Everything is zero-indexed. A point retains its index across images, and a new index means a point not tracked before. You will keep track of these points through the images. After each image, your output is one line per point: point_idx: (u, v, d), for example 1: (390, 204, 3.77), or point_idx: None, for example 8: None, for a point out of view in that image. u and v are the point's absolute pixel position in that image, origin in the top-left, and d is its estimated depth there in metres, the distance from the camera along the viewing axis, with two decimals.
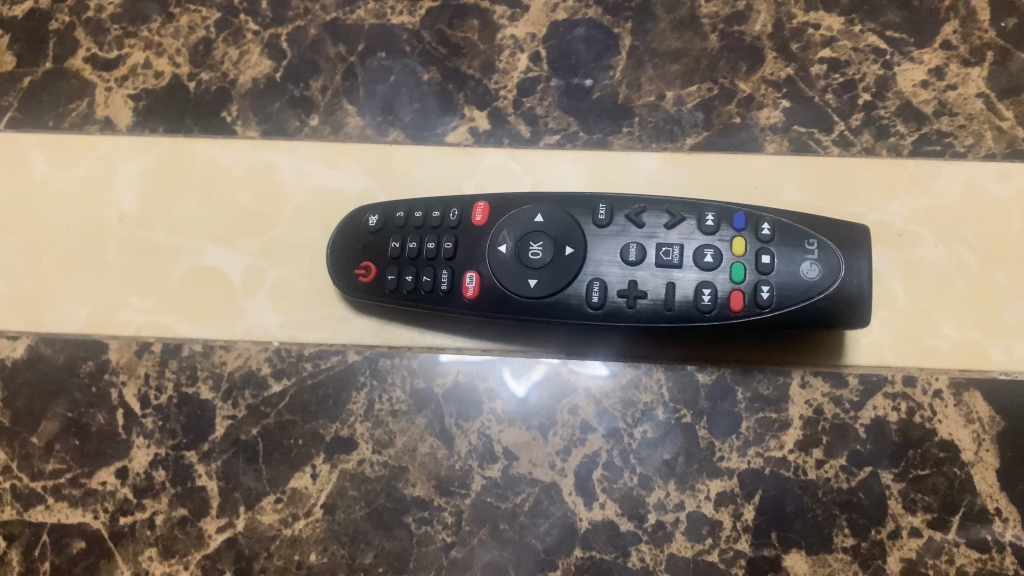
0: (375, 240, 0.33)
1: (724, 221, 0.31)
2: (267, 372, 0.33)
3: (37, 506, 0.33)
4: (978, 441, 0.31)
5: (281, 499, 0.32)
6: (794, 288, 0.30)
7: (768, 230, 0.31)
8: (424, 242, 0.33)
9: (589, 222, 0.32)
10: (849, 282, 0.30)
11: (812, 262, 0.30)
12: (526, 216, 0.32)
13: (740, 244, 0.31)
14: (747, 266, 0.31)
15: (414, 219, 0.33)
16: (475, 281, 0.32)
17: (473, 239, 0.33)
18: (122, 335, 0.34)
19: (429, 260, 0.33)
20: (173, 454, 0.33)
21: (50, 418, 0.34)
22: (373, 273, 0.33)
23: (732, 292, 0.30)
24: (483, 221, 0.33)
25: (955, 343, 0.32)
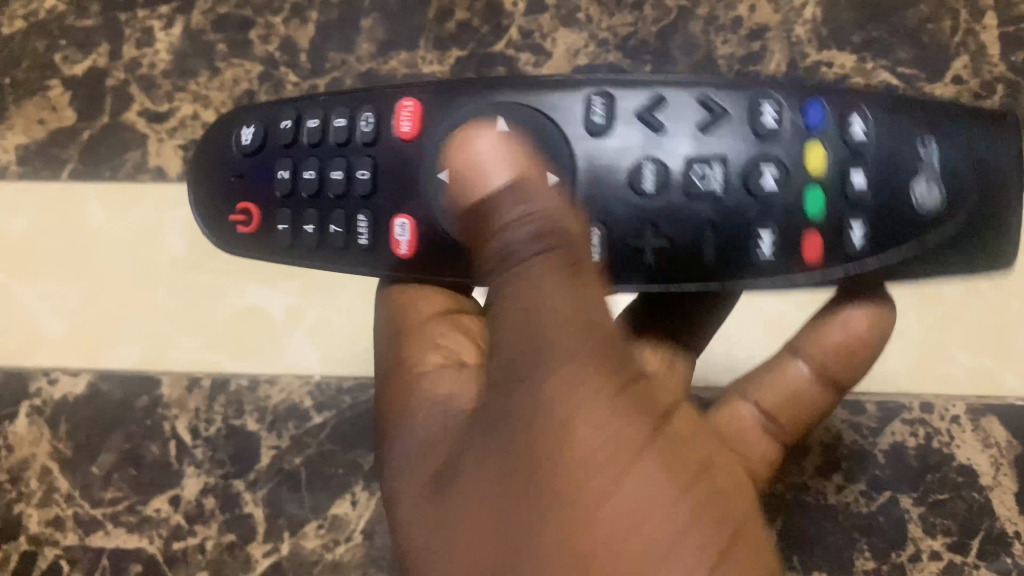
0: (256, 169, 0.32)
1: (797, 115, 0.28)
2: (309, 405, 0.35)
3: (97, 533, 0.35)
4: (996, 465, 0.32)
5: (323, 525, 0.34)
6: (902, 212, 0.27)
7: (856, 134, 0.27)
8: (324, 170, 0.30)
9: (550, 121, 0.28)
10: (967, 171, 0.27)
11: (932, 165, 0.27)
12: (460, 121, 0.29)
13: (819, 155, 0.28)
14: (826, 194, 0.27)
15: (308, 142, 0.31)
16: (406, 230, 0.29)
17: (389, 153, 0.30)
18: (174, 371, 0.36)
19: (331, 198, 0.30)
20: (222, 483, 0.35)
21: (108, 450, 0.36)
22: (255, 220, 0.31)
23: (809, 232, 0.28)
24: (411, 133, 0.29)
25: (968, 369, 0.33)
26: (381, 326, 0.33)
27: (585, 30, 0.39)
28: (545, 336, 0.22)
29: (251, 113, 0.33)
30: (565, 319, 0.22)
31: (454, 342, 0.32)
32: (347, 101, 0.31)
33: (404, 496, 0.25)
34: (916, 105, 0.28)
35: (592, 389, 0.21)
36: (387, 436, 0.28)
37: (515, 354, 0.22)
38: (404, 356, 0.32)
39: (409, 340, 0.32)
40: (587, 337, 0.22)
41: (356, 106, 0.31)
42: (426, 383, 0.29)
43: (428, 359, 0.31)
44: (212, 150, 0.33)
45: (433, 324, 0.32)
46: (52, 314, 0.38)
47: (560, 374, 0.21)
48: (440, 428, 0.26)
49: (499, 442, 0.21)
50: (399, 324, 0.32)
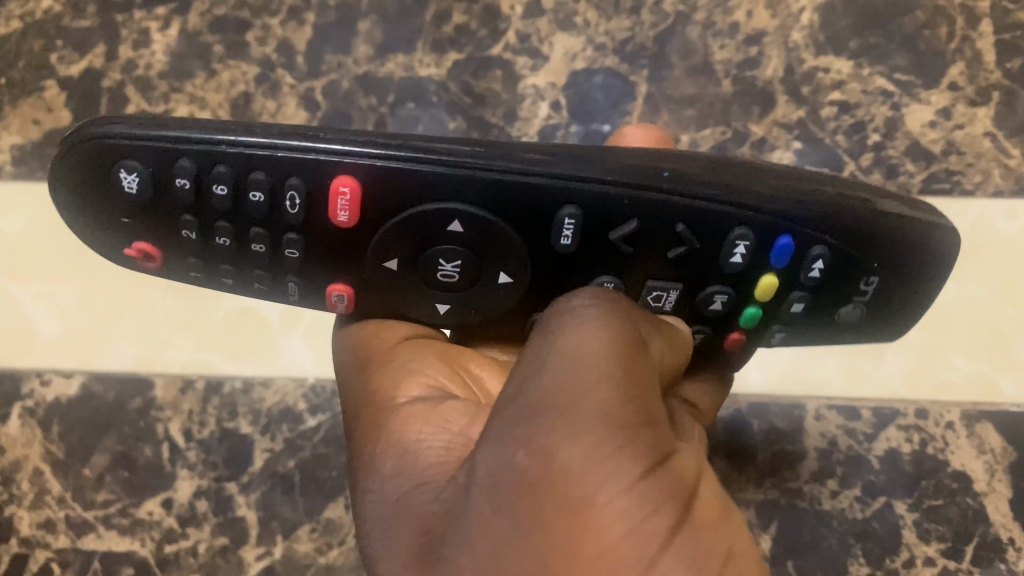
0: (158, 222, 0.28)
1: (766, 241, 0.28)
2: (303, 407, 0.35)
3: (89, 535, 0.35)
4: (991, 471, 0.32)
5: (316, 528, 0.34)
6: (823, 323, 0.31)
7: (812, 274, 0.29)
8: (242, 237, 0.28)
9: (511, 237, 0.28)
10: (890, 301, 0.31)
11: (865, 296, 0.30)
12: (408, 228, 0.28)
13: (771, 286, 0.29)
14: (762, 313, 0.30)
15: (219, 209, 0.28)
16: (344, 303, 0.30)
17: (321, 235, 0.28)
18: (167, 372, 0.36)
19: (252, 262, 0.29)
20: (215, 486, 0.35)
21: (101, 452, 0.36)
22: (167, 271, 0.30)
23: (738, 336, 0.31)
24: (349, 222, 0.28)
25: (967, 375, 0.33)
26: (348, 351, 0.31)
27: (583, 34, 0.39)
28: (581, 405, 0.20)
29: (133, 143, 0.27)
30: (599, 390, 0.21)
31: (433, 373, 0.30)
32: (261, 165, 0.27)
33: (373, 521, 0.25)
34: (872, 239, 0.29)
35: (614, 466, 0.20)
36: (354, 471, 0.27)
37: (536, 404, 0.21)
38: (377, 387, 0.30)
39: (380, 370, 0.30)
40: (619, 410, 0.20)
41: (272, 177, 0.27)
42: (399, 423, 0.27)
43: (405, 390, 0.29)
44: (89, 184, 0.28)
45: (406, 354, 0.30)
46: (47, 314, 0.38)
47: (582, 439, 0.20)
48: (425, 477, 0.24)
49: (504, 492, 0.20)
50: (366, 354, 0.31)
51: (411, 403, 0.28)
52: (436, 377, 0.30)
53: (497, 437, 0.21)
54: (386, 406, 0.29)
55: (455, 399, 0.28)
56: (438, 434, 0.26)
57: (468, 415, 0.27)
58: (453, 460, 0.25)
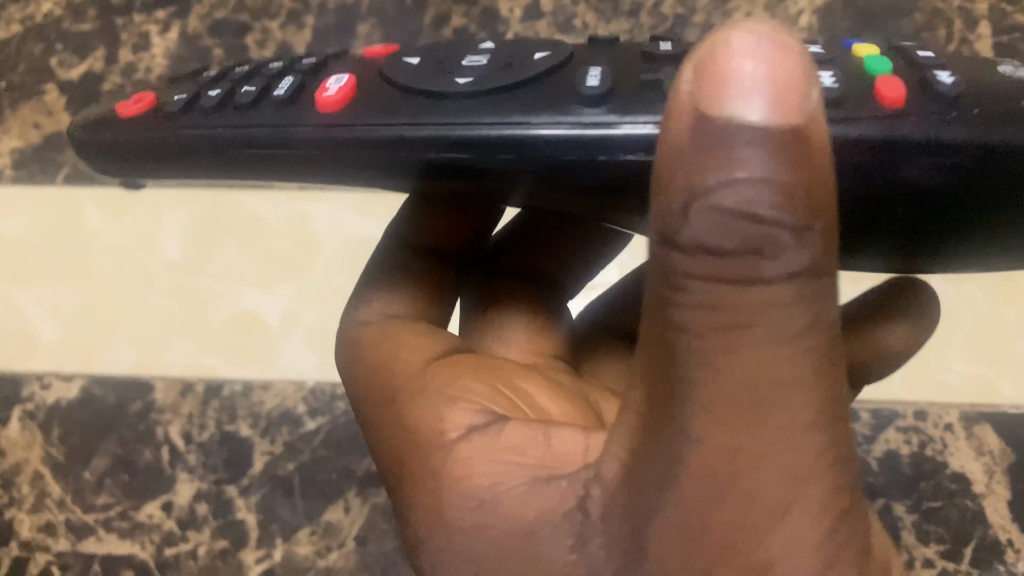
0: (189, 80, 0.30)
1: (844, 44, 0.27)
2: (303, 410, 0.35)
3: (89, 538, 0.34)
4: (990, 473, 0.32)
5: (316, 531, 0.33)
6: (995, 83, 0.23)
7: (919, 50, 0.26)
8: (259, 64, 0.28)
9: (558, 38, 0.28)
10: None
11: (1021, 72, 0.24)
12: (446, 41, 0.28)
13: (870, 49, 0.26)
14: (890, 61, 0.24)
15: (256, 61, 0.30)
16: (340, 82, 0.26)
17: (354, 56, 0.29)
18: (167, 376, 0.36)
19: (264, 75, 0.28)
20: (215, 489, 0.34)
21: (101, 455, 0.35)
22: (159, 99, 0.28)
23: (882, 78, 0.23)
24: (378, 46, 0.29)
25: (964, 377, 0.33)
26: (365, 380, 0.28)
27: (582, 37, 0.40)
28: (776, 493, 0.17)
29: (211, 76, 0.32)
30: (810, 485, 0.17)
31: (478, 398, 0.25)
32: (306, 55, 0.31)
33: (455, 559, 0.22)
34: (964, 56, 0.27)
35: None
36: (414, 530, 0.23)
37: (711, 478, 0.17)
38: (413, 422, 0.25)
39: (415, 399, 0.26)
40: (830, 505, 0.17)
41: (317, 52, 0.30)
42: (461, 468, 0.23)
43: (450, 419, 0.24)
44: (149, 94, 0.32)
45: (442, 373, 0.27)
46: (47, 319, 0.38)
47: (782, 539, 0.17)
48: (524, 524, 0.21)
49: None
50: (387, 389, 0.27)
51: (467, 439, 0.24)
52: (483, 398, 0.26)
53: (665, 521, 0.19)
54: (434, 442, 0.24)
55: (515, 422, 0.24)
56: (516, 470, 0.22)
57: (540, 441, 0.23)
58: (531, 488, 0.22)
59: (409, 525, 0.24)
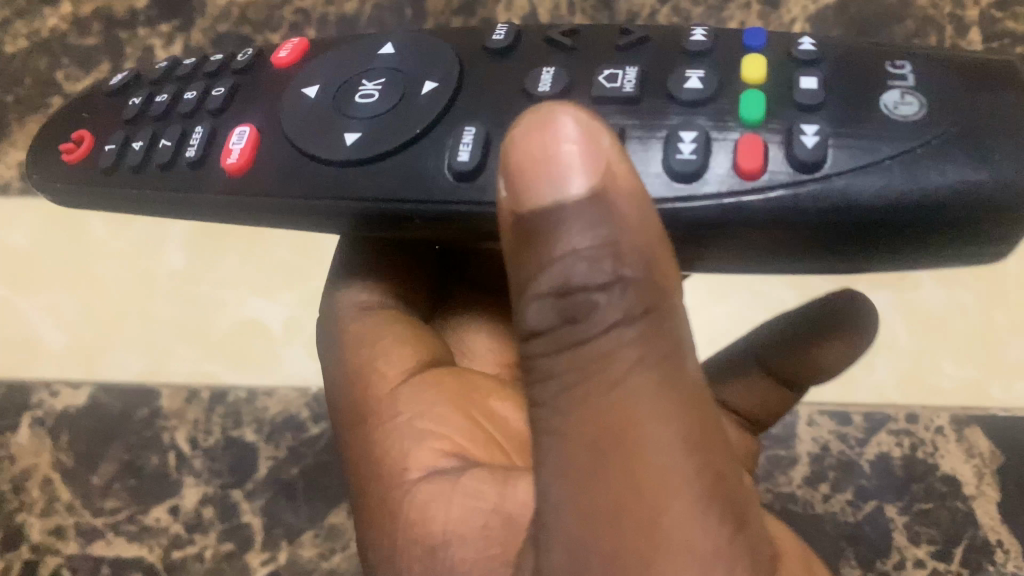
0: (113, 105, 0.32)
1: (734, 40, 0.27)
2: (306, 416, 0.36)
3: (98, 542, 0.35)
4: (980, 475, 0.32)
5: (319, 533, 0.34)
6: (867, 118, 0.24)
7: (805, 49, 0.26)
8: (178, 95, 0.31)
9: (448, 52, 0.29)
10: (952, 87, 0.24)
11: (906, 79, 0.24)
12: (350, 62, 0.30)
13: (757, 63, 0.26)
14: (765, 96, 0.25)
15: (179, 75, 0.32)
16: (239, 139, 0.28)
17: (263, 78, 0.31)
18: (172, 382, 0.37)
19: (179, 116, 0.30)
20: (221, 493, 0.35)
21: (108, 460, 0.36)
22: (85, 143, 0.31)
23: (748, 136, 0.24)
24: (290, 62, 0.31)
25: (957, 381, 0.34)
26: (345, 395, 0.30)
27: None
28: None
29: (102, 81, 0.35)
30: (682, 500, 0.18)
31: (450, 437, 0.28)
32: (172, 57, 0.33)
33: None
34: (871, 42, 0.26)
35: None
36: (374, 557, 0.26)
37: (610, 515, 0.19)
38: (380, 452, 0.28)
39: (392, 432, 0.28)
40: (713, 520, 0.19)
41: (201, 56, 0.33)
42: (417, 511, 0.25)
43: (416, 457, 0.27)
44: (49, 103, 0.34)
45: (413, 403, 0.29)
46: (54, 328, 0.39)
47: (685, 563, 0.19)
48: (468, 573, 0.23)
49: None
50: (360, 410, 0.29)
51: (427, 480, 0.26)
52: (455, 438, 0.28)
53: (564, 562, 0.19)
54: (396, 481, 0.26)
55: (481, 469, 0.26)
56: (469, 517, 0.24)
57: (499, 488, 0.25)
58: (492, 535, 0.23)
59: (371, 555, 0.26)
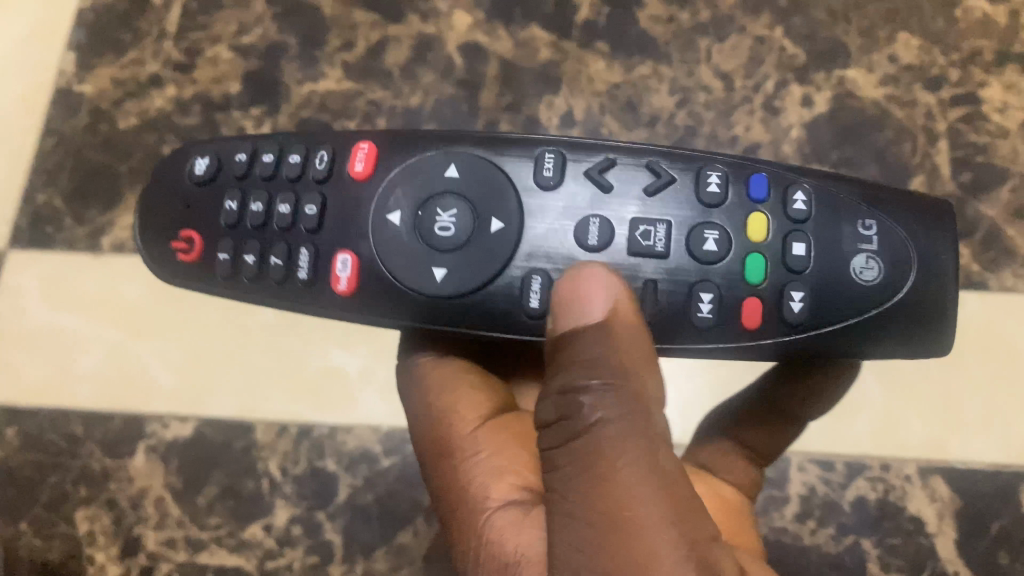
0: (206, 198, 0.34)
1: (742, 182, 0.32)
2: (378, 449, 0.43)
3: (204, 552, 0.42)
4: (940, 516, 0.39)
5: (391, 550, 0.42)
6: (844, 283, 0.31)
7: (798, 208, 0.32)
8: (271, 203, 0.33)
9: (505, 177, 0.33)
10: (907, 250, 0.31)
11: (872, 243, 0.31)
12: (422, 170, 0.33)
13: (761, 224, 0.32)
14: (767, 261, 0.31)
15: (261, 174, 0.34)
16: (347, 270, 0.33)
17: (342, 191, 0.33)
18: (265, 420, 0.44)
19: (278, 231, 0.33)
20: (307, 514, 0.42)
21: (211, 484, 0.43)
22: (195, 249, 0.34)
23: (750, 298, 0.31)
24: (364, 173, 0.34)
25: (924, 436, 0.41)
26: (426, 437, 0.37)
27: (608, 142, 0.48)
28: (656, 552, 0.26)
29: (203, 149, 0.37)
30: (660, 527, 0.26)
31: (522, 478, 0.34)
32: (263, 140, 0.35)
33: None
34: (846, 193, 0.32)
35: None
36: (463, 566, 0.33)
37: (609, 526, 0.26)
38: (462, 484, 0.35)
39: (468, 468, 0.35)
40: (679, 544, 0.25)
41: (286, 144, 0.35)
42: (496, 529, 0.32)
43: (493, 489, 0.34)
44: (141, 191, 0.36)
45: (488, 445, 0.36)
46: (163, 369, 0.46)
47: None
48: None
49: None
50: (445, 448, 0.36)
51: (501, 507, 0.33)
52: (522, 473, 0.35)
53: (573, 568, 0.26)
54: (478, 505, 0.33)
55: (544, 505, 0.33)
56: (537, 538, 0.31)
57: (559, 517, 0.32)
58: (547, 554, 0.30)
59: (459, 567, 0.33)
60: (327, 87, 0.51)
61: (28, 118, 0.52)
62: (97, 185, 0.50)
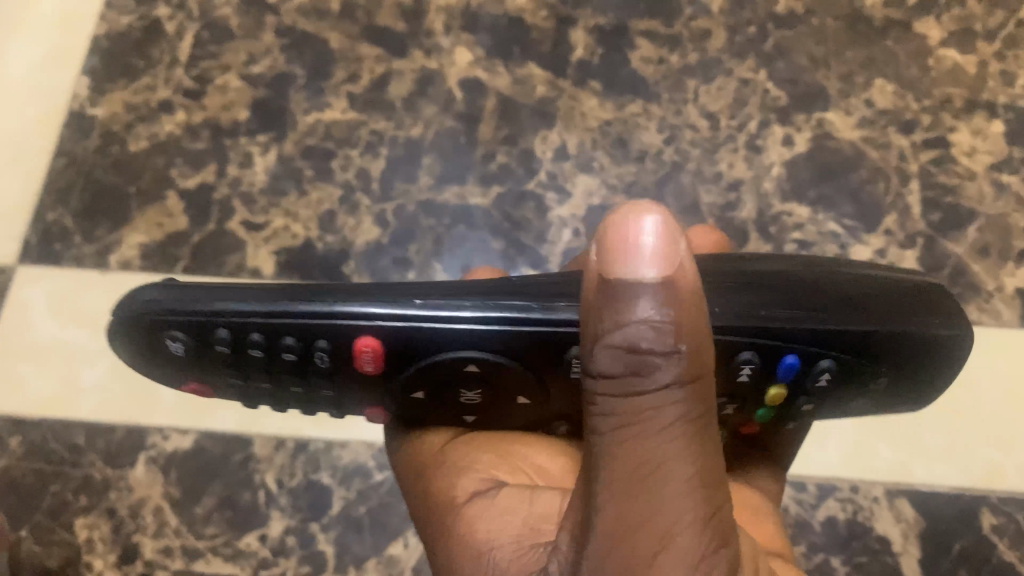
0: (200, 366, 0.33)
1: (773, 367, 0.30)
2: (372, 464, 0.45)
3: (200, 561, 0.44)
4: (905, 536, 0.41)
5: (381, 561, 0.43)
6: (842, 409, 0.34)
7: (819, 382, 0.31)
8: (280, 381, 0.33)
9: (534, 366, 0.31)
10: (912, 373, 0.32)
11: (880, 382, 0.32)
12: (442, 364, 0.31)
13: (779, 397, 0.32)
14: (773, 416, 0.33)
15: (257, 365, 0.32)
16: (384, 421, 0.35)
17: (355, 381, 0.32)
18: (265, 434, 0.46)
19: (293, 399, 0.34)
20: (301, 525, 0.44)
21: (209, 494, 0.45)
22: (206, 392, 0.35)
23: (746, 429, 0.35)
24: (378, 372, 0.32)
25: (889, 461, 0.43)
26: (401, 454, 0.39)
27: (598, 176, 0.51)
28: (657, 520, 0.24)
29: (162, 288, 0.32)
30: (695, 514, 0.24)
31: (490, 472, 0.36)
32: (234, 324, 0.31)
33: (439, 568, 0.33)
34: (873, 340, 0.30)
35: None
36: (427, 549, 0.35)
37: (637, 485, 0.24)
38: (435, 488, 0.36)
39: (441, 471, 0.37)
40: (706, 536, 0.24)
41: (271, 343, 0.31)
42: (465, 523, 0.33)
43: (461, 485, 0.36)
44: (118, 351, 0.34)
45: (456, 451, 0.37)
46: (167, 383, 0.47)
47: (669, 562, 0.24)
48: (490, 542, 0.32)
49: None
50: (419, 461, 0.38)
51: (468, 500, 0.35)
52: (488, 469, 0.37)
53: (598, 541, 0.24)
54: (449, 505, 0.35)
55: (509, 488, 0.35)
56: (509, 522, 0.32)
57: (526, 501, 0.33)
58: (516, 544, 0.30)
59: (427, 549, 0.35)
60: (332, 116, 0.53)
61: (39, 139, 0.54)
62: (107, 205, 0.52)
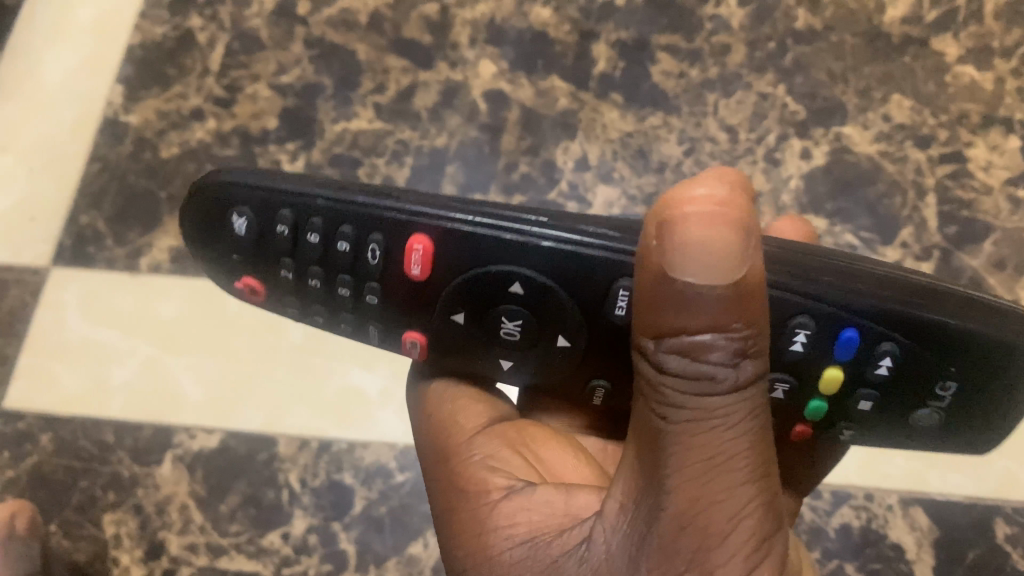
0: (262, 258, 0.35)
1: (829, 342, 0.31)
2: (393, 465, 0.46)
3: (224, 556, 0.44)
4: (919, 544, 0.42)
5: (401, 560, 0.44)
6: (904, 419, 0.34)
7: (879, 369, 0.32)
8: (330, 277, 0.34)
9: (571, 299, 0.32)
10: (979, 390, 0.32)
11: (946, 390, 0.32)
12: (483, 283, 0.33)
13: (834, 379, 0.32)
14: (827, 406, 0.33)
15: (312, 257, 0.34)
16: (417, 350, 0.35)
17: (396, 286, 0.34)
18: (288, 434, 0.47)
19: (337, 304, 0.35)
20: (323, 523, 0.45)
21: (233, 492, 0.46)
22: (257, 290, 0.36)
23: (802, 428, 0.35)
24: (421, 276, 0.33)
25: (903, 469, 0.43)
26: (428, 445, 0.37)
27: (619, 186, 0.52)
28: (721, 501, 0.25)
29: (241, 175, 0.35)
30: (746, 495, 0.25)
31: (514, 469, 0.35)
32: (294, 206, 0.33)
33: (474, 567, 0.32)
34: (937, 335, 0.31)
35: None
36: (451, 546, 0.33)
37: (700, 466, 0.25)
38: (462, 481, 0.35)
39: (468, 463, 0.35)
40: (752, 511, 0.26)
41: (329, 227, 0.33)
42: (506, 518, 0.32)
43: (493, 479, 0.34)
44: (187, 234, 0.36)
45: (482, 443, 0.36)
46: (193, 383, 0.48)
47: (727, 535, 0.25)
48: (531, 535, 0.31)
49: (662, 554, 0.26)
50: (444, 451, 0.37)
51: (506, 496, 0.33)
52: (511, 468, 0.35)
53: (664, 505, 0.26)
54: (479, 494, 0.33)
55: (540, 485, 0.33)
56: (545, 519, 0.31)
57: (563, 497, 0.32)
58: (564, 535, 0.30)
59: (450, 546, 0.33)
60: (359, 125, 0.54)
61: (74, 145, 0.55)
62: (138, 209, 0.53)
